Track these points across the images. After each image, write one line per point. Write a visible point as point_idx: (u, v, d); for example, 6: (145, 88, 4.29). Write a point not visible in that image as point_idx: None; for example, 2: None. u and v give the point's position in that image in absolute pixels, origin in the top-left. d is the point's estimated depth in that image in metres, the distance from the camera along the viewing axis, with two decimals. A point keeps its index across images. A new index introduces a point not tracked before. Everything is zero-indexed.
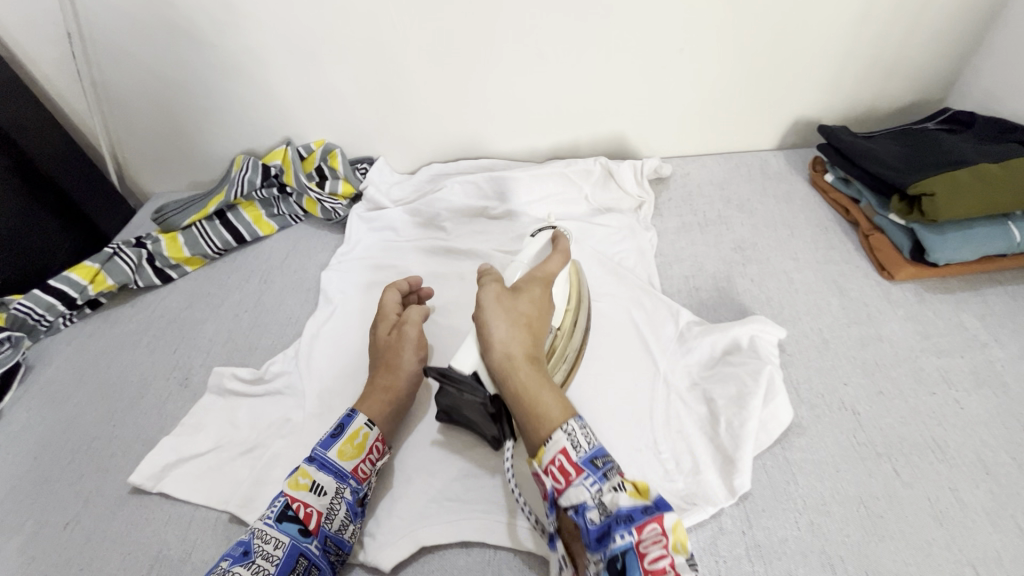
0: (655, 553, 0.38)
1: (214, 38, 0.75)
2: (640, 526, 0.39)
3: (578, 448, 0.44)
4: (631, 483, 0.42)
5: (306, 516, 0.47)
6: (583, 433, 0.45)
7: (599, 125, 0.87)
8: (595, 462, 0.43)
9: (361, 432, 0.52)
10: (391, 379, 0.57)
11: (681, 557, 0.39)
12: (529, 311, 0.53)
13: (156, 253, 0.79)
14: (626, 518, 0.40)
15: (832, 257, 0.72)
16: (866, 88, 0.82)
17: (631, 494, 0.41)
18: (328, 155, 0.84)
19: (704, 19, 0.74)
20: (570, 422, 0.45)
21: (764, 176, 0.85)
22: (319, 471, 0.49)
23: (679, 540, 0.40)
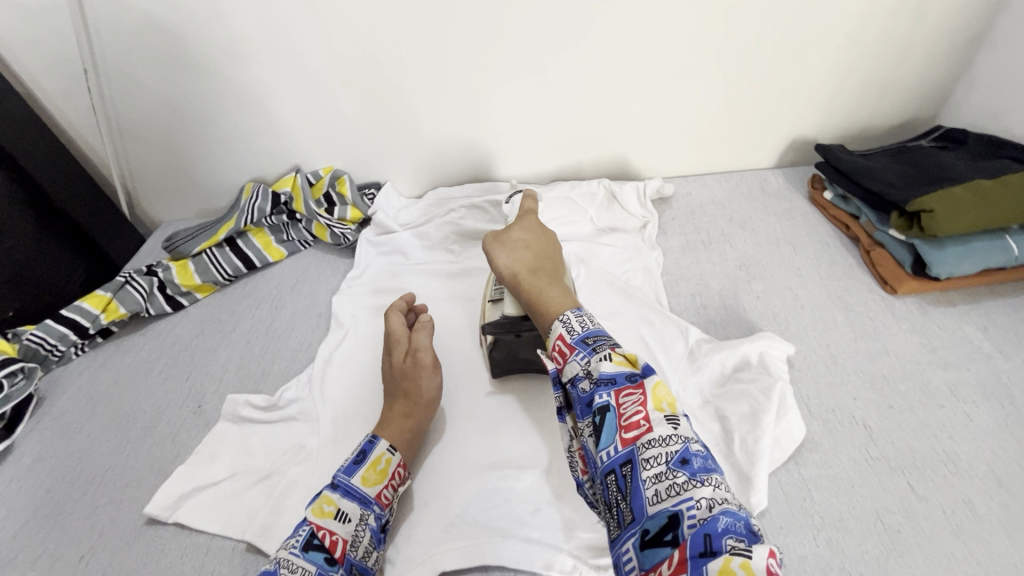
0: (629, 410, 0.43)
1: (227, 71, 0.77)
2: (620, 390, 0.45)
3: (572, 331, 0.51)
4: (622, 355, 0.48)
5: (332, 544, 0.47)
6: (578, 320, 0.52)
7: (601, 148, 0.89)
8: (586, 341, 0.50)
9: (383, 457, 0.53)
10: (410, 406, 0.58)
11: (658, 413, 0.43)
12: (527, 240, 0.64)
13: (167, 280, 0.80)
14: (608, 380, 0.46)
15: (835, 273, 0.73)
16: (860, 107, 0.85)
17: (618, 362, 0.47)
18: (337, 182, 0.86)
19: (702, 45, 0.77)
20: (569, 313, 0.53)
21: (764, 194, 0.87)
22: (345, 498, 0.50)
23: (659, 399, 0.44)
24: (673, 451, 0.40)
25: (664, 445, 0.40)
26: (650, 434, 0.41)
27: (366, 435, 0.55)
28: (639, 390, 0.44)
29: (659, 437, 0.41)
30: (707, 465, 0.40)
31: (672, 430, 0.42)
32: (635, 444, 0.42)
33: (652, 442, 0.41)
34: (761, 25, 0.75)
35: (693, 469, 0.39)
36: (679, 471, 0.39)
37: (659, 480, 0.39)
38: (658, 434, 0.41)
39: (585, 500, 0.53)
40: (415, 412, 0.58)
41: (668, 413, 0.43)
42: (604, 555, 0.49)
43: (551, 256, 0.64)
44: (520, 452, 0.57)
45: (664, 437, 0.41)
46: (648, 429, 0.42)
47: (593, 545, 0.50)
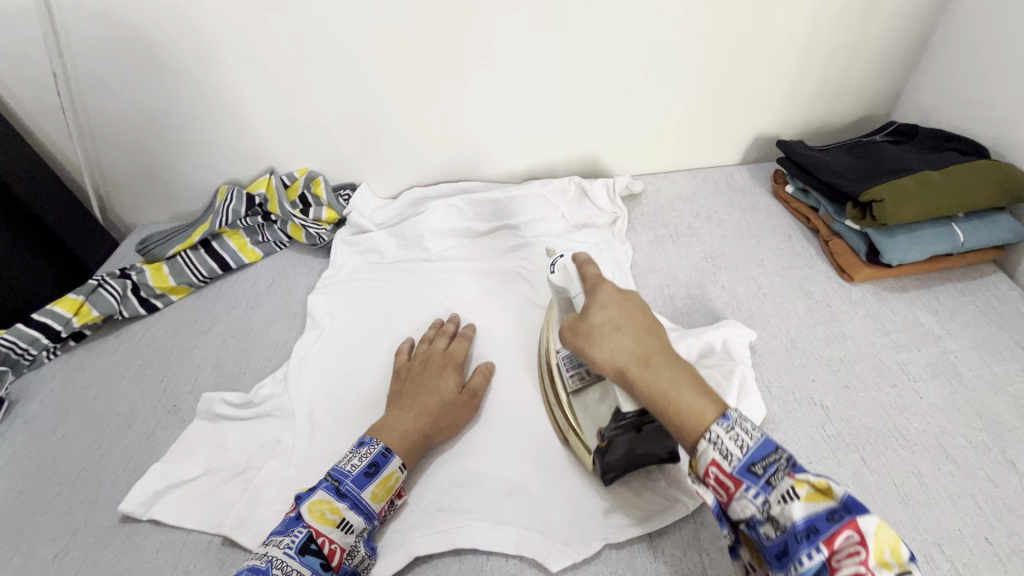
0: (846, 569, 0.34)
1: (199, 74, 0.78)
2: (829, 539, 0.35)
3: (729, 458, 0.40)
4: (808, 483, 0.37)
5: (330, 551, 0.47)
6: (743, 426, 0.40)
7: (573, 147, 0.91)
8: (754, 469, 0.39)
9: (395, 475, 0.52)
10: (433, 427, 0.56)
11: (887, 572, 0.35)
12: (618, 319, 0.49)
13: (141, 283, 0.79)
14: (807, 531, 0.36)
15: (796, 262, 0.76)
16: (819, 105, 0.88)
17: (807, 499, 0.37)
18: (312, 183, 0.87)
19: (665, 46, 0.80)
20: (716, 426, 0.41)
21: (729, 189, 0.90)
22: (350, 510, 0.49)
23: (882, 551, 0.35)
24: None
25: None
26: None
27: (379, 445, 0.53)
28: (858, 540, 0.35)
29: None
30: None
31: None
32: None
33: None
34: (721, 26, 0.78)
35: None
36: None
37: None
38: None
39: (555, 484, 0.55)
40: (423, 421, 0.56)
41: (896, 568, 0.35)
42: (572, 535, 0.51)
43: (651, 328, 0.49)
44: (492, 440, 0.59)
45: None
46: None
47: (562, 526, 0.52)
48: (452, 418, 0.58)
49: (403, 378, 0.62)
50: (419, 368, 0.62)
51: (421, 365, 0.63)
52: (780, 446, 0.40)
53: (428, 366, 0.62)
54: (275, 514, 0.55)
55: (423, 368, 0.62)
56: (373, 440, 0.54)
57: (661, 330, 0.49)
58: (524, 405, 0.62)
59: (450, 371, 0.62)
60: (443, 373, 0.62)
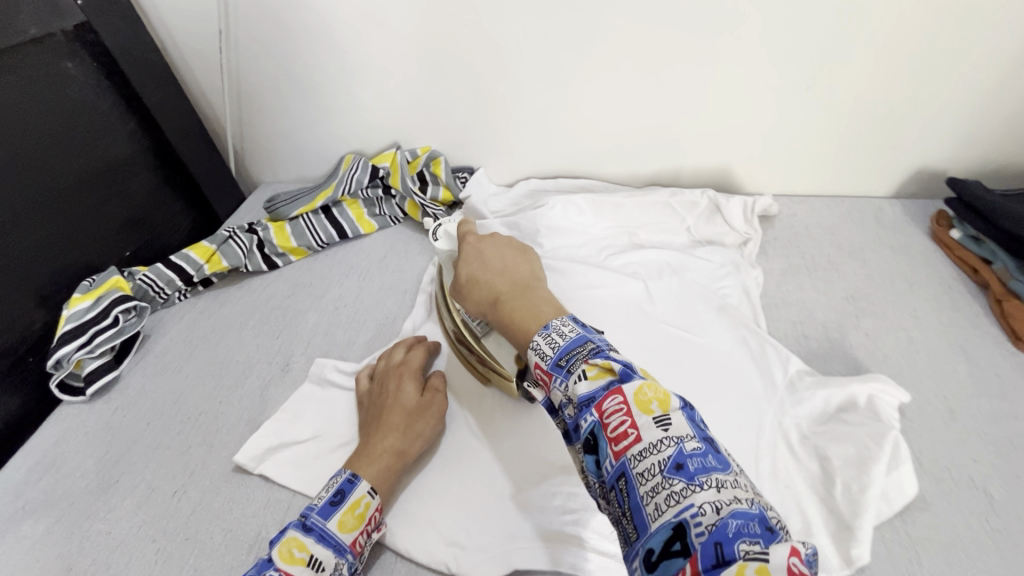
0: (613, 421, 0.35)
1: (346, 44, 0.79)
2: (601, 404, 0.36)
3: (545, 357, 0.41)
4: (598, 364, 0.38)
5: None
6: (560, 331, 0.42)
7: (708, 158, 0.85)
8: (561, 364, 0.40)
9: (363, 500, 0.50)
10: (402, 442, 0.55)
11: (646, 417, 0.35)
12: (475, 274, 0.56)
13: (266, 240, 0.83)
14: (587, 401, 0.37)
15: (957, 319, 0.67)
16: (1005, 143, 0.77)
17: (594, 377, 0.37)
18: (433, 163, 0.86)
19: (833, 59, 0.72)
20: (538, 337, 0.43)
21: (879, 224, 0.81)
22: (318, 543, 0.46)
23: (644, 402, 0.35)
24: (665, 457, 0.32)
25: (654, 453, 0.33)
26: (638, 445, 0.34)
27: (346, 473, 0.52)
28: (620, 397, 0.35)
29: (646, 448, 0.33)
30: (705, 463, 0.32)
31: (663, 432, 0.34)
32: (624, 458, 0.34)
33: (641, 455, 0.33)
34: (907, 41, 0.69)
35: (725, 528, 0.29)
36: (674, 477, 0.32)
37: (655, 491, 0.32)
38: (647, 443, 0.34)
39: None
40: (391, 436, 0.55)
41: (662, 414, 0.35)
42: None
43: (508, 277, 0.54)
44: None
45: (654, 444, 0.33)
46: (637, 440, 0.34)
47: None
48: (421, 426, 0.57)
49: (366, 400, 0.60)
50: (378, 386, 0.61)
51: (377, 386, 0.61)
52: (591, 340, 0.40)
53: (386, 381, 0.61)
54: None
55: (382, 384, 0.60)
56: (343, 471, 0.53)
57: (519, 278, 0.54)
58: None
59: (408, 380, 0.61)
60: (401, 383, 0.60)
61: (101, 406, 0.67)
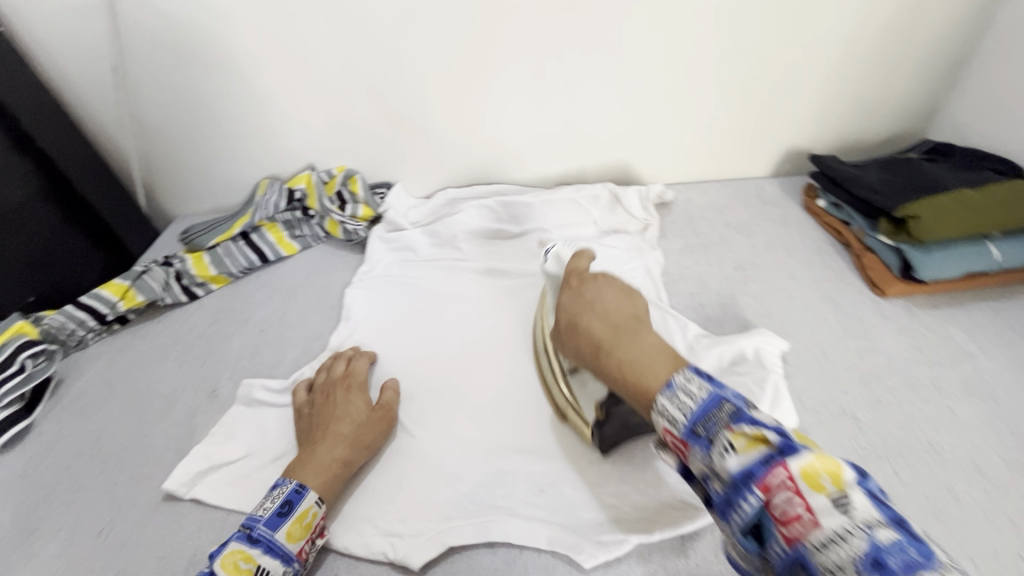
0: (780, 501, 0.34)
1: (248, 72, 0.81)
2: (762, 484, 0.35)
3: (675, 423, 0.41)
4: (746, 434, 0.37)
5: None
6: (687, 387, 0.42)
7: (606, 156, 0.93)
8: (698, 431, 0.39)
9: (311, 511, 0.52)
10: (351, 453, 0.57)
11: (821, 497, 0.33)
12: (575, 318, 0.55)
13: (183, 271, 0.83)
14: (745, 478, 0.36)
15: (827, 275, 0.76)
16: (852, 120, 0.89)
17: (743, 450, 0.36)
18: (350, 181, 0.90)
19: (702, 58, 0.81)
20: (660, 399, 0.43)
21: (760, 201, 0.90)
22: (265, 555, 0.48)
23: (813, 479, 0.34)
24: (860, 550, 0.31)
25: (843, 544, 0.31)
26: (817, 532, 0.32)
27: (292, 483, 0.53)
28: (787, 473, 0.34)
29: (829, 535, 0.32)
30: (909, 559, 0.30)
31: (846, 518, 0.32)
32: (802, 545, 0.33)
33: (823, 542, 0.32)
34: (760, 38, 0.79)
35: (892, 570, 0.30)
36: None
37: None
38: (828, 531, 0.32)
39: (588, 481, 0.56)
40: (336, 446, 0.57)
41: (836, 493, 0.33)
42: (605, 533, 0.51)
43: (617, 325, 0.52)
44: (526, 441, 0.60)
45: (838, 534, 0.32)
46: (812, 523, 0.32)
47: (594, 524, 0.52)
48: (369, 438, 0.58)
49: (314, 405, 0.62)
50: (325, 395, 0.62)
51: (323, 396, 0.62)
52: (726, 399, 0.40)
53: (331, 395, 0.62)
54: None
55: (329, 397, 0.62)
56: (288, 479, 0.54)
57: (630, 326, 0.51)
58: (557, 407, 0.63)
59: (356, 394, 0.62)
60: (349, 397, 0.61)
61: (14, 456, 0.64)
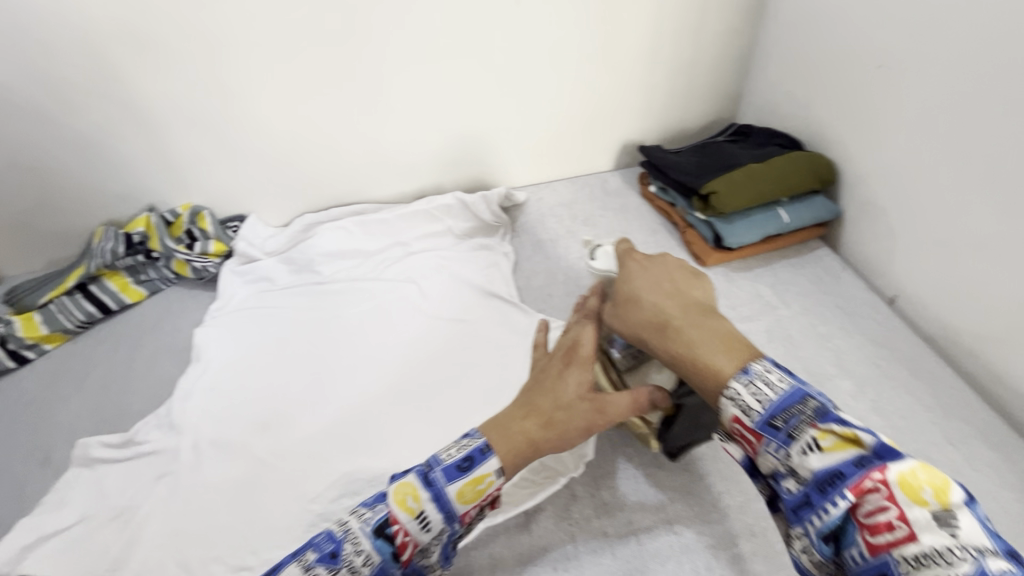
0: (871, 506, 0.36)
1: (60, 116, 0.77)
2: (855, 486, 0.37)
3: (749, 413, 0.43)
4: (833, 432, 0.39)
5: (403, 544, 0.41)
6: (765, 376, 0.43)
7: (458, 166, 0.96)
8: (775, 423, 0.41)
9: (488, 478, 0.44)
10: (543, 432, 0.48)
11: (923, 510, 0.35)
12: (638, 292, 0.55)
13: (8, 335, 0.76)
14: (831, 480, 0.38)
15: (660, 254, 0.84)
16: (671, 113, 0.99)
17: (832, 448, 0.39)
18: (197, 218, 0.87)
19: (525, 68, 0.87)
20: (735, 385, 0.44)
21: (604, 193, 0.98)
22: (432, 502, 0.42)
23: (915, 489, 0.35)
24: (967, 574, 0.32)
25: (941, 564, 0.33)
26: (911, 544, 0.34)
27: (480, 439, 0.46)
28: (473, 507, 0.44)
29: (924, 552, 0.34)
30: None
31: (951, 537, 0.34)
32: (889, 555, 0.35)
33: (915, 558, 0.34)
34: (574, 46, 0.87)
35: None
36: None
37: None
38: (925, 544, 0.34)
39: None
40: (529, 421, 0.48)
41: (940, 508, 0.35)
42: None
43: (681, 299, 0.53)
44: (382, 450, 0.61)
45: (935, 551, 0.33)
46: (909, 537, 0.35)
47: None
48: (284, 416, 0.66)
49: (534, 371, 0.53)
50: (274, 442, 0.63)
51: (546, 360, 0.53)
52: (809, 395, 0.41)
53: (551, 363, 0.52)
54: (156, 548, 0.55)
55: (544, 369, 0.52)
56: (477, 434, 0.47)
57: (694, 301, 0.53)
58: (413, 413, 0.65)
59: (576, 367, 0.51)
60: (567, 372, 0.51)
61: None
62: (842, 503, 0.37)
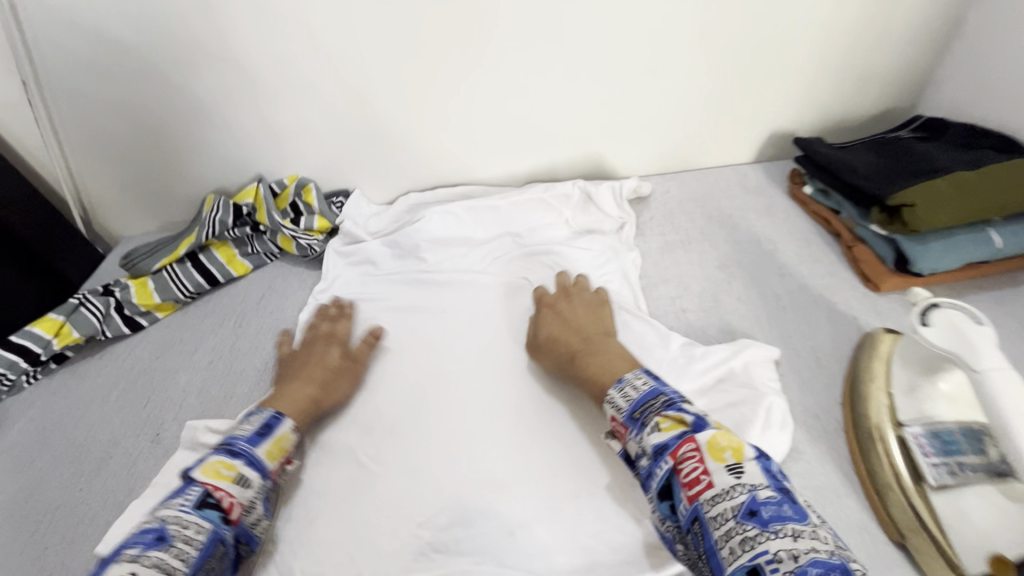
0: (687, 467, 0.42)
1: (176, 78, 0.74)
2: (675, 451, 0.43)
3: (619, 409, 0.49)
4: (670, 417, 0.46)
5: (620, 433, 0.49)
6: (632, 386, 0.51)
7: (578, 149, 0.86)
8: (636, 416, 0.48)
9: (715, 441, 0.43)
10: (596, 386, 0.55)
11: (717, 463, 0.41)
12: (554, 333, 0.63)
13: (125, 300, 0.76)
14: (660, 449, 0.44)
15: (818, 270, 0.71)
16: (837, 98, 0.83)
17: (666, 428, 0.45)
18: (303, 191, 0.83)
19: (671, 39, 0.74)
20: (613, 391, 0.52)
21: (744, 190, 0.85)
22: (654, 435, 0.45)
23: (717, 449, 0.42)
24: (738, 503, 0.39)
25: (727, 496, 0.39)
26: (709, 490, 0.40)
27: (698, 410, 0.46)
28: (694, 446, 0.42)
29: (718, 492, 0.40)
30: (776, 511, 0.39)
31: (734, 477, 0.41)
32: (698, 501, 0.41)
33: (713, 498, 0.40)
34: (733, 13, 0.73)
35: (764, 517, 0.38)
36: (748, 522, 0.38)
37: (731, 535, 0.38)
38: (718, 488, 0.40)
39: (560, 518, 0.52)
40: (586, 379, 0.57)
41: (733, 462, 0.42)
42: None
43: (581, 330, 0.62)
44: (496, 475, 0.55)
45: (726, 490, 0.40)
46: (707, 485, 0.41)
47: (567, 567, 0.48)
48: (340, 384, 0.63)
49: (574, 353, 0.60)
50: (305, 350, 0.66)
51: (535, 350, 0.64)
52: (662, 392, 0.49)
53: (557, 347, 0.61)
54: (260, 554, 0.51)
55: (551, 345, 0.62)
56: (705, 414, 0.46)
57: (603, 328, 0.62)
58: (528, 436, 0.58)
59: (551, 355, 0.62)
60: (549, 353, 0.63)
61: None
62: (662, 464, 0.43)
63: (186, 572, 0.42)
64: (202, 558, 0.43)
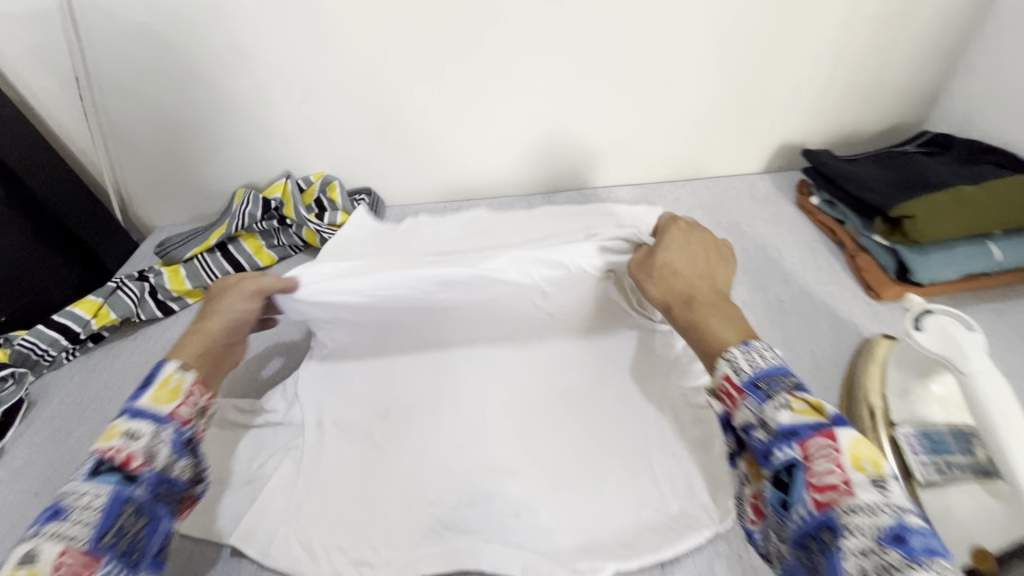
0: (820, 467, 0.34)
1: (216, 78, 0.78)
2: (806, 442, 0.35)
3: (739, 370, 0.39)
4: (805, 398, 0.36)
5: (728, 393, 0.39)
6: (754, 354, 0.39)
7: (592, 156, 0.89)
8: (759, 383, 0.38)
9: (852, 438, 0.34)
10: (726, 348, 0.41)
11: (859, 474, 0.33)
12: (674, 264, 0.50)
13: (158, 286, 0.81)
14: (790, 432, 0.35)
15: (821, 278, 0.73)
16: (846, 113, 0.85)
17: (798, 409, 0.36)
18: (327, 188, 0.87)
19: (687, 53, 0.77)
20: (735, 349, 0.40)
21: (752, 199, 0.87)
22: (785, 393, 0.37)
23: (859, 457, 0.33)
24: (883, 523, 0.31)
25: (869, 514, 0.31)
26: (852, 501, 0.32)
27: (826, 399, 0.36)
28: (833, 444, 0.34)
29: (863, 506, 0.32)
30: (929, 543, 0.30)
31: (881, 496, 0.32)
32: (832, 511, 0.33)
33: (855, 511, 0.32)
34: (748, 29, 0.76)
35: (915, 549, 0.30)
36: (893, 549, 0.30)
37: (865, 555, 0.30)
38: (861, 500, 0.32)
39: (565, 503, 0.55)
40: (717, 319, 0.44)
41: (876, 475, 0.33)
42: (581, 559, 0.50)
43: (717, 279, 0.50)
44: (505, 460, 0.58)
45: (872, 504, 0.32)
46: (850, 494, 0.32)
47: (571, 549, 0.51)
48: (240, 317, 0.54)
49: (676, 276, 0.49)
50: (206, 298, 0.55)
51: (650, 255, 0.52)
52: (792, 372, 0.38)
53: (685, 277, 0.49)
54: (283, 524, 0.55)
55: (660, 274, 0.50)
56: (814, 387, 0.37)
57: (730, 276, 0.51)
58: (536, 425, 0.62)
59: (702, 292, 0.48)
60: (650, 282, 0.50)
61: None
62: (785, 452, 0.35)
63: (90, 536, 0.36)
64: (104, 526, 0.37)
